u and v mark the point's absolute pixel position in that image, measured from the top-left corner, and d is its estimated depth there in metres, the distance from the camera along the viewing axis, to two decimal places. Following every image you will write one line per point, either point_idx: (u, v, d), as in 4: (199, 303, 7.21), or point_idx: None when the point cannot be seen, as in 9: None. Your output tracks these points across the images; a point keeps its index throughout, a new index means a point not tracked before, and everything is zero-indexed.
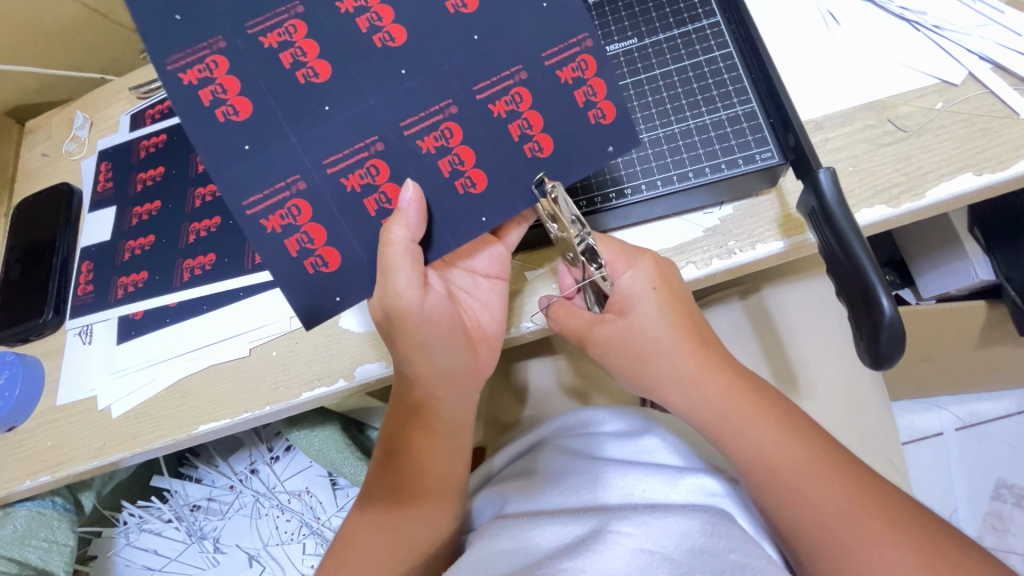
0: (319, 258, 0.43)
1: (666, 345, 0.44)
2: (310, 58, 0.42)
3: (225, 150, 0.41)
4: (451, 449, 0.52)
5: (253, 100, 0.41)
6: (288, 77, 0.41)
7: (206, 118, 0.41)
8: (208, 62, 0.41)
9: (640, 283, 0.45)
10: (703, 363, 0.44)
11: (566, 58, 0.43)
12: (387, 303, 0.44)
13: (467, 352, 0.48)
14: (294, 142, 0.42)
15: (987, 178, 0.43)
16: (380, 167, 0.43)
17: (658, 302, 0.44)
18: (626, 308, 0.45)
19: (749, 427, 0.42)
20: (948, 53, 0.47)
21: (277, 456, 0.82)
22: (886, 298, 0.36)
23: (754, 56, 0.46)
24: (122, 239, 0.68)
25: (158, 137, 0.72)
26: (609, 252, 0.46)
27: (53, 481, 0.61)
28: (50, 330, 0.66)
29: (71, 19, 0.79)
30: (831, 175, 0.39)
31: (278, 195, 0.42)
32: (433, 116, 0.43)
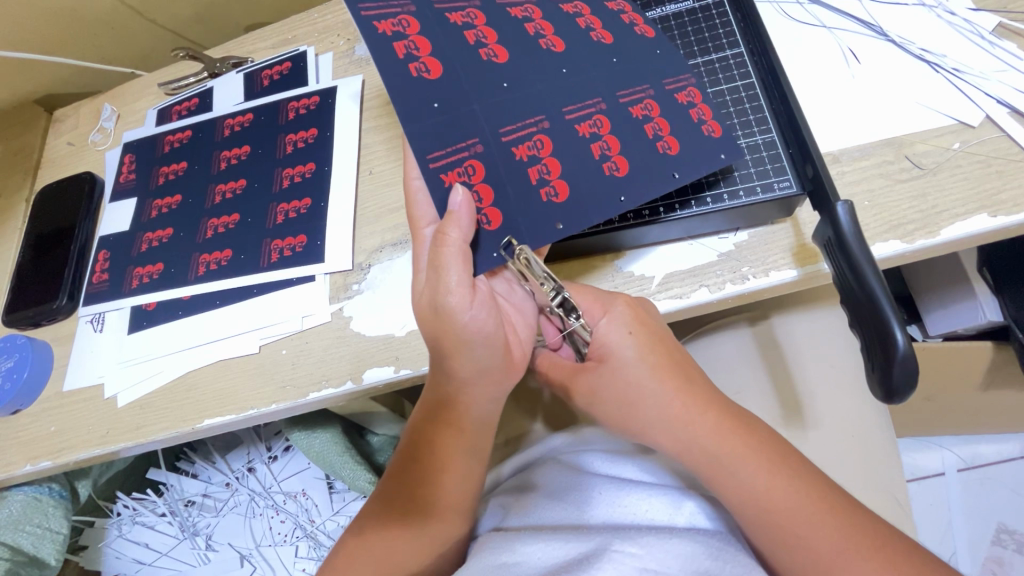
0: (482, 216, 0.43)
1: (651, 389, 0.44)
2: (491, 42, 0.46)
3: (416, 101, 0.42)
4: (479, 451, 0.52)
5: (443, 62, 0.44)
6: (472, 51, 0.45)
7: (401, 68, 0.43)
8: (401, 19, 0.44)
9: (618, 331, 0.44)
10: (689, 402, 0.43)
11: (636, 99, 0.47)
12: (437, 303, 0.43)
13: (506, 358, 0.47)
14: (475, 108, 0.44)
15: (1002, 220, 0.44)
16: (545, 143, 0.45)
17: (636, 347, 0.44)
18: (605, 357, 0.44)
19: (739, 469, 0.41)
20: (966, 96, 0.48)
21: (275, 456, 0.82)
22: (900, 332, 0.36)
23: (776, 86, 0.48)
24: (141, 231, 0.69)
25: (183, 132, 0.74)
26: (584, 301, 0.45)
27: (53, 467, 0.61)
28: (62, 315, 0.67)
29: (105, 13, 0.81)
30: (849, 208, 0.40)
31: (458, 153, 0.43)
32: (589, 109, 0.46)
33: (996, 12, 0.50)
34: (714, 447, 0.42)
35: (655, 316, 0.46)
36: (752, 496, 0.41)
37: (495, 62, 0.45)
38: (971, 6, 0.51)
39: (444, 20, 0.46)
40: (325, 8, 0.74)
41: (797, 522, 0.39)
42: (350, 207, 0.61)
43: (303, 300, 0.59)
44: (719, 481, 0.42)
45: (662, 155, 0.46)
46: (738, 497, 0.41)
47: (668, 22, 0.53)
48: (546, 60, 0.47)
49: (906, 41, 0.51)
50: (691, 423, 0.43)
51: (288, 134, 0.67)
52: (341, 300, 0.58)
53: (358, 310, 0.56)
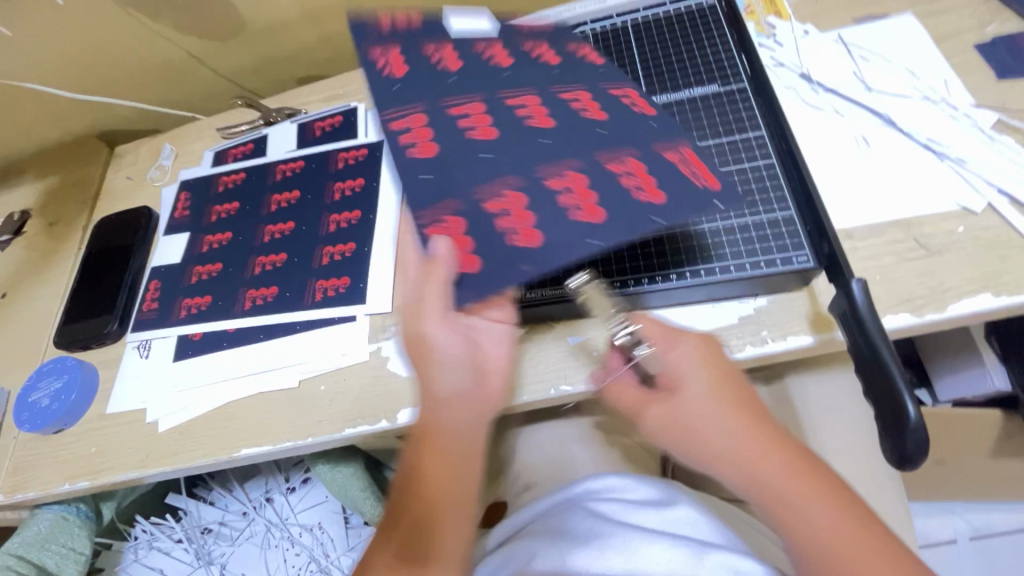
0: (514, 235, 0.45)
1: (721, 421, 0.44)
2: (480, 125, 0.50)
3: (410, 174, 0.47)
4: (468, 490, 0.52)
5: (438, 145, 0.49)
6: (462, 133, 0.49)
7: (403, 153, 0.48)
8: (411, 116, 0.51)
9: (688, 361, 0.46)
10: (759, 436, 0.43)
11: (671, 146, 0.49)
12: (420, 334, 0.49)
13: (478, 382, 0.51)
14: (516, 154, 0.48)
15: (1005, 300, 0.47)
16: (580, 178, 0.46)
17: (707, 379, 0.45)
18: (676, 387, 0.46)
19: (810, 509, 0.40)
20: (969, 184, 0.52)
21: (293, 487, 0.84)
22: (910, 403, 0.39)
23: (795, 167, 0.52)
24: (191, 264, 0.74)
25: (237, 174, 0.79)
26: (654, 332, 0.48)
27: (90, 487, 0.63)
28: (110, 340, 0.71)
29: (174, 63, 0.88)
30: (864, 286, 0.43)
31: (438, 211, 0.46)
32: (567, 167, 0.47)
33: (995, 110, 0.55)
34: (781, 486, 0.41)
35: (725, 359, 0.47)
36: (822, 542, 0.39)
37: (483, 133, 0.49)
38: (972, 104, 0.56)
39: (449, 106, 0.52)
40: None
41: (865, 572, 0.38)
42: (392, 253, 0.66)
43: (343, 339, 0.62)
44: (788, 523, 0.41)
45: (640, 202, 0.45)
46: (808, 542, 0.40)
47: (696, 103, 0.59)
48: (586, 120, 0.50)
49: (913, 131, 0.55)
50: (760, 459, 0.42)
51: (337, 182, 0.73)
52: (379, 340, 0.61)
53: (395, 351, 0.60)
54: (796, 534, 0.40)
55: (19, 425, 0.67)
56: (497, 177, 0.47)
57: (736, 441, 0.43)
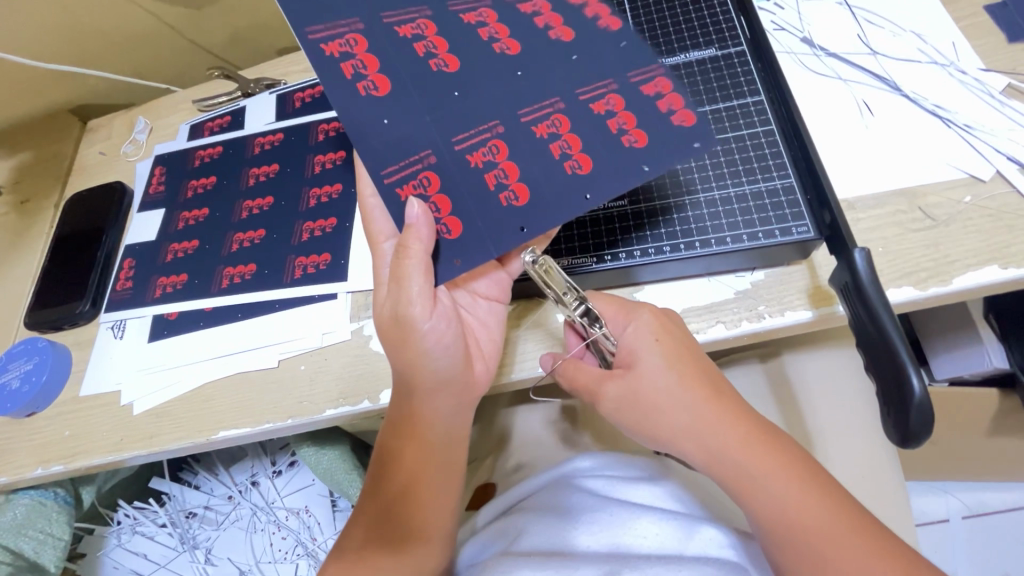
0: (442, 227, 0.44)
1: (677, 398, 0.43)
2: (441, 51, 0.47)
3: (368, 118, 0.45)
4: (449, 463, 0.52)
5: (392, 78, 0.46)
6: (352, 86, 0.45)
7: (351, 91, 0.45)
8: (349, 39, 0.46)
9: (643, 336, 0.45)
10: (718, 412, 0.43)
11: (597, 95, 0.46)
12: (400, 313, 0.46)
13: (466, 367, 0.50)
14: (426, 121, 0.45)
15: (1012, 272, 0.45)
16: (500, 147, 0.45)
17: (662, 354, 0.45)
18: (633, 362, 0.45)
19: (770, 485, 0.40)
20: (978, 152, 0.49)
21: (279, 470, 0.82)
22: (916, 377, 0.37)
23: (795, 133, 0.50)
24: (167, 241, 0.71)
25: (214, 148, 0.76)
26: (607, 309, 0.48)
27: (65, 471, 0.61)
28: (83, 321, 0.68)
29: (146, 30, 0.84)
30: (866, 256, 0.41)
31: (411, 167, 0.44)
32: (546, 109, 0.46)
33: (1005, 73, 0.53)
34: (743, 460, 0.41)
35: (682, 330, 0.47)
36: (784, 516, 0.40)
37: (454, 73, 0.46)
38: (980, 67, 0.53)
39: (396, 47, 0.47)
40: None
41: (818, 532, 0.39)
42: None
43: (324, 318, 0.60)
44: (746, 489, 0.41)
45: (630, 147, 0.44)
46: (759, 503, 0.41)
47: (692, 68, 0.56)
48: (555, 50, 0.47)
49: (918, 96, 0.53)
50: (715, 435, 0.42)
51: (317, 154, 0.70)
52: (362, 319, 0.59)
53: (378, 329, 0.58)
54: (758, 510, 0.41)
55: None
56: (470, 124, 0.45)
57: (688, 417, 0.43)
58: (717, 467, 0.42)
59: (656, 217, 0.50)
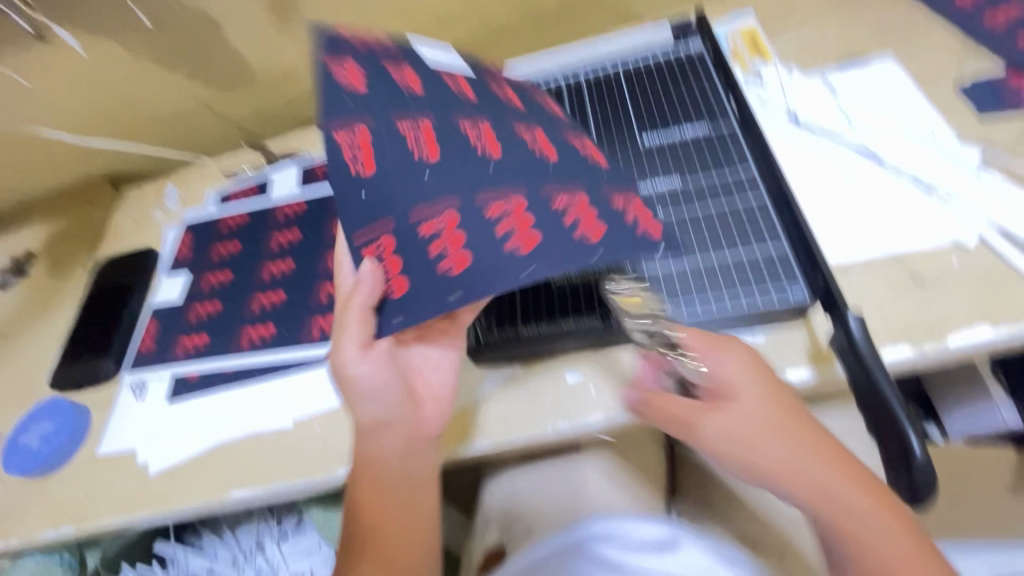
0: (450, 261, 0.44)
1: (779, 435, 0.42)
2: (427, 145, 0.47)
3: (368, 201, 0.46)
4: (408, 507, 0.52)
5: (380, 164, 0.46)
6: (351, 170, 0.45)
7: (347, 174, 0.45)
8: (355, 129, 0.45)
9: (732, 368, 0.45)
10: (822, 448, 0.42)
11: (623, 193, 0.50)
12: (337, 365, 0.51)
13: (412, 408, 0.52)
14: (432, 185, 0.46)
15: (1005, 330, 0.46)
16: (519, 207, 0.45)
17: (758, 389, 0.44)
18: (732, 394, 0.44)
19: (871, 521, 0.39)
20: (961, 219, 0.52)
21: (285, 533, 0.81)
22: (915, 439, 0.39)
23: (785, 204, 0.53)
24: (191, 303, 0.74)
25: (240, 216, 0.81)
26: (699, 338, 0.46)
27: (75, 533, 0.61)
28: (105, 380, 0.70)
29: (183, 109, 0.92)
30: (863, 323, 0.43)
31: (437, 211, 0.45)
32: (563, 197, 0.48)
33: (980, 146, 0.57)
34: (850, 500, 0.40)
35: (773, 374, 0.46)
36: (885, 565, 0.38)
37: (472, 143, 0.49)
38: (956, 140, 0.57)
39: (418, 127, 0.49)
40: None
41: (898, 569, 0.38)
42: None
43: None
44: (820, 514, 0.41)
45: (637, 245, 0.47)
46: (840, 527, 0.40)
47: (686, 143, 0.61)
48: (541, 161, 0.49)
49: (900, 167, 0.57)
50: (814, 475, 0.41)
51: (338, 221, 0.74)
52: None
53: None
54: (868, 554, 0.39)
55: (7, 468, 0.66)
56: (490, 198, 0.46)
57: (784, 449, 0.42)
58: (823, 502, 0.40)
59: (659, 283, 0.54)
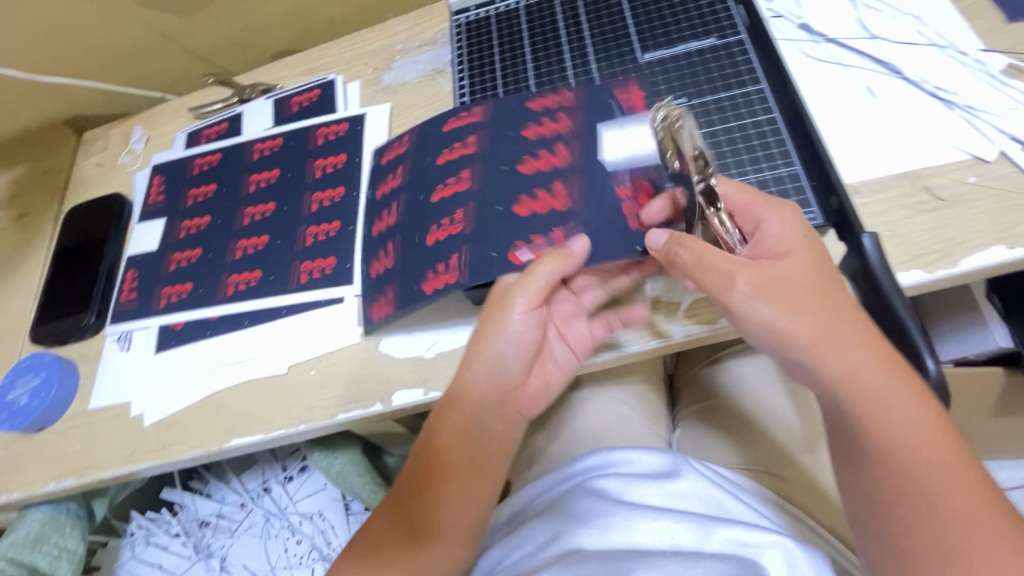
0: (550, 190, 0.53)
1: (798, 315, 0.41)
2: (386, 294, 0.57)
3: (485, 216, 0.53)
4: (484, 479, 0.52)
5: (422, 269, 0.55)
6: (425, 251, 0.55)
7: (423, 265, 0.55)
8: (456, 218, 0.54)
9: (783, 233, 0.43)
10: (844, 334, 0.40)
11: (534, 126, 0.56)
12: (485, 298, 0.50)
13: (527, 371, 0.52)
14: (488, 251, 0.51)
15: (1019, 253, 0.45)
16: (473, 212, 0.54)
17: (792, 264, 0.42)
18: (775, 252, 0.43)
19: (898, 410, 0.39)
20: (981, 132, 0.49)
21: (291, 476, 0.82)
22: (927, 358, 0.38)
23: (798, 120, 0.49)
24: (169, 250, 0.71)
25: (213, 156, 0.76)
26: (738, 194, 0.46)
27: (78, 485, 0.61)
28: (89, 333, 0.68)
29: (139, 38, 0.83)
30: (875, 241, 0.42)
31: (540, 152, 0.55)
32: (465, 213, 0.54)
33: (1005, 52, 0.53)
34: (871, 381, 0.39)
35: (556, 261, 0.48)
36: (907, 454, 0.38)
37: (424, 205, 0.57)
38: (980, 48, 0.53)
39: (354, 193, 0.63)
40: (354, 39, 0.78)
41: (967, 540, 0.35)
42: None
43: (332, 321, 0.60)
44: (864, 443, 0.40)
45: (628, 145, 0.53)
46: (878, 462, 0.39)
47: (691, 58, 0.56)
48: (489, 208, 0.53)
49: (920, 79, 0.53)
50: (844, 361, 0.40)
51: (317, 158, 0.69)
52: None
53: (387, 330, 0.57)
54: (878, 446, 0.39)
55: None
56: (500, 201, 0.54)
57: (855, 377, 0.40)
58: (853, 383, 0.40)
59: None
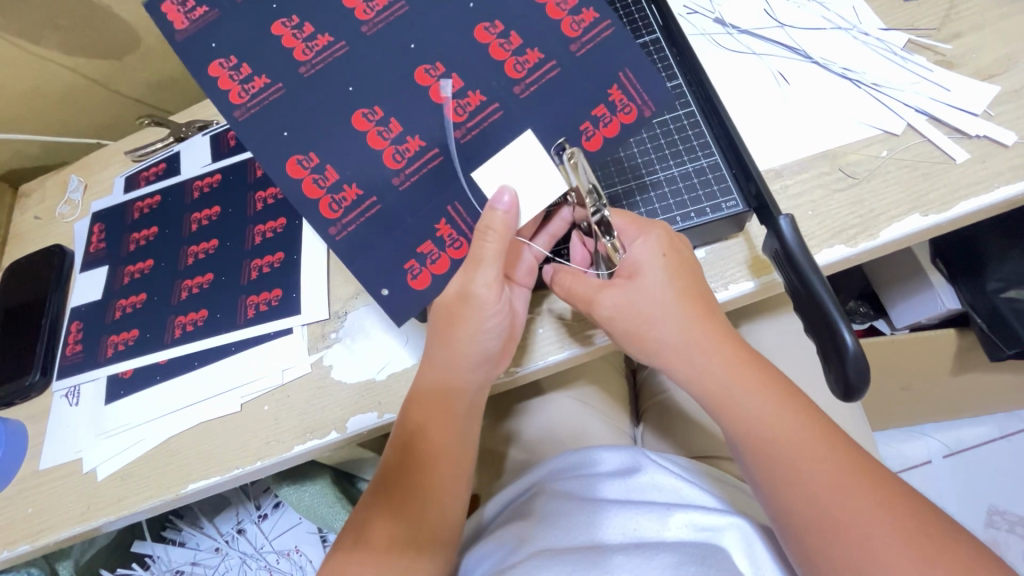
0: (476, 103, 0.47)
1: (673, 312, 0.45)
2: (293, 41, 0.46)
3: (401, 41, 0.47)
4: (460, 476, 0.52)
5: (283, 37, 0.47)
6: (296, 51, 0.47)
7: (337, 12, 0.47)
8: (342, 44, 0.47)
9: (649, 252, 0.46)
10: (708, 333, 0.44)
11: (624, 89, 0.47)
12: (468, 291, 0.46)
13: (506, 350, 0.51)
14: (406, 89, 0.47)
15: (932, 219, 0.47)
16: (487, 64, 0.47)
17: (666, 270, 0.45)
18: (636, 272, 0.46)
19: (746, 400, 0.42)
20: (889, 108, 0.51)
21: (264, 514, 0.81)
22: (847, 331, 0.39)
23: (713, 112, 0.51)
24: (114, 298, 0.69)
25: (152, 198, 0.74)
26: (621, 221, 0.48)
27: (32, 551, 0.59)
28: (37, 392, 0.66)
29: (67, 88, 0.81)
30: (791, 221, 0.43)
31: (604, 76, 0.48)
32: (332, 54, 0.46)
33: (906, 30, 0.55)
34: (724, 376, 0.43)
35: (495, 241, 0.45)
36: (761, 434, 0.41)
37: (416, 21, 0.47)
38: (882, 27, 0.55)
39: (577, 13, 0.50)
40: None
41: (829, 494, 0.38)
42: (324, 258, 0.62)
43: (282, 354, 0.59)
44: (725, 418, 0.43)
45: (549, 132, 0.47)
46: (742, 431, 0.42)
47: None
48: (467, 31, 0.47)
49: (828, 62, 0.55)
50: (706, 354, 0.44)
51: (258, 190, 0.69)
52: (321, 350, 0.58)
53: (336, 357, 0.57)
54: (738, 426, 0.42)
55: None
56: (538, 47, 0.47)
57: (708, 363, 0.44)
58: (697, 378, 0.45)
59: None
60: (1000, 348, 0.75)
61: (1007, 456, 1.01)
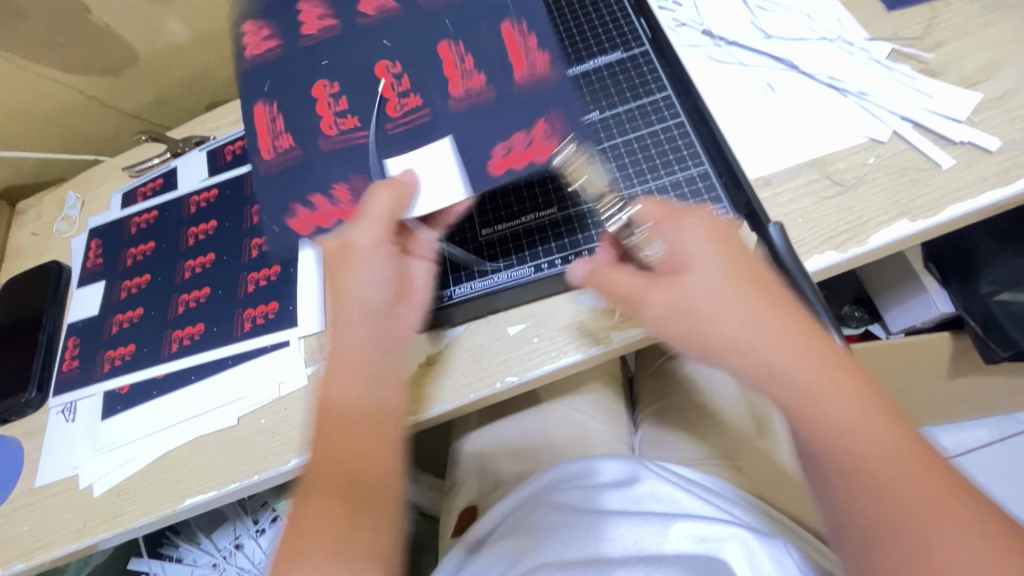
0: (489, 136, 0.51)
1: (739, 304, 0.39)
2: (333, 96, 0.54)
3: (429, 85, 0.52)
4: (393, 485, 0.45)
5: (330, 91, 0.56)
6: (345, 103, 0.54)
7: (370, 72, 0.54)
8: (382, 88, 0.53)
9: (695, 239, 0.42)
10: (779, 325, 0.39)
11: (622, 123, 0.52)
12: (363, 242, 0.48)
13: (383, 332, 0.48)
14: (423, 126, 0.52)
15: (920, 224, 0.47)
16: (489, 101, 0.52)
17: (717, 256, 0.41)
18: (683, 266, 0.41)
19: (829, 404, 0.37)
20: (875, 116, 0.52)
21: (262, 528, 0.80)
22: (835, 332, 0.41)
23: (703, 124, 0.53)
24: (111, 313, 0.69)
25: (149, 214, 0.75)
26: (656, 212, 0.44)
27: (27, 569, 0.58)
28: (32, 408, 0.66)
29: (65, 106, 0.82)
30: (780, 229, 0.46)
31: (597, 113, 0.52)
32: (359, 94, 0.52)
33: (890, 39, 0.56)
34: (804, 378, 0.38)
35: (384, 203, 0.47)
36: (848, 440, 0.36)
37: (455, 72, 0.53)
38: (866, 37, 0.57)
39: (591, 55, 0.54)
40: None
41: (913, 503, 0.35)
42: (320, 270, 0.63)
43: (279, 367, 0.59)
44: (802, 418, 0.37)
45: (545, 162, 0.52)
46: (823, 436, 0.37)
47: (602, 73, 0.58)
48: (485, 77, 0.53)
49: (815, 71, 0.56)
50: (785, 355, 0.38)
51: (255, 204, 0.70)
52: (318, 362, 0.58)
53: None
54: (817, 432, 0.37)
55: None
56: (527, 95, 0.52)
57: (788, 354, 0.38)
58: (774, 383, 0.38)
59: None
60: (996, 351, 0.74)
61: (1005, 459, 1.01)
